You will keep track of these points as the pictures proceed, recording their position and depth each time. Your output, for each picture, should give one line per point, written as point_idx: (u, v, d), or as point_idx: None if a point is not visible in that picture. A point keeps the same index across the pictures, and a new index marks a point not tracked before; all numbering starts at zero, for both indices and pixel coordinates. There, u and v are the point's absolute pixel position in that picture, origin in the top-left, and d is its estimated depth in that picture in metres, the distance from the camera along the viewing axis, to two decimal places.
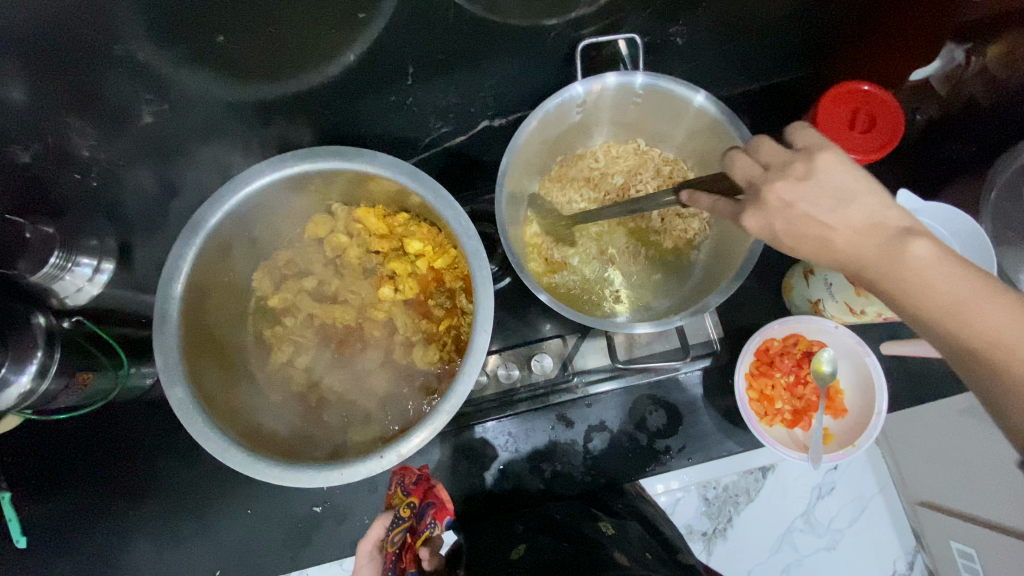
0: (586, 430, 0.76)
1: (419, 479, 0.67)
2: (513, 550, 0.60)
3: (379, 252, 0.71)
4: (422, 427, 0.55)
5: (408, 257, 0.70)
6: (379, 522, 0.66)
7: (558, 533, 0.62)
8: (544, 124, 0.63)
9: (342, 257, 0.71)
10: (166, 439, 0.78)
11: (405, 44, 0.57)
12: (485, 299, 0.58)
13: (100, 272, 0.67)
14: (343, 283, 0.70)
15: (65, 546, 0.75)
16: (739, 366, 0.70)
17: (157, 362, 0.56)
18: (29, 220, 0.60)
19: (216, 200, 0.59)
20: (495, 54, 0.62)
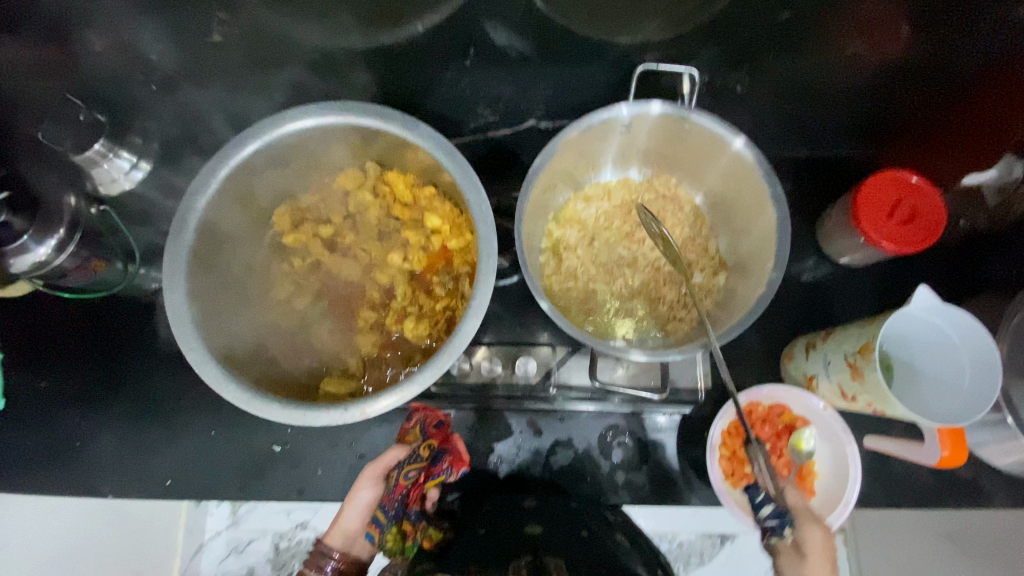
0: (553, 442, 0.75)
1: (440, 425, 0.69)
2: (530, 527, 0.70)
3: (398, 218, 0.72)
4: (391, 392, 0.56)
5: (424, 231, 0.71)
6: (395, 451, 0.67)
7: (576, 526, 0.70)
8: (585, 135, 0.64)
9: (362, 215, 0.72)
10: (154, 345, 0.80)
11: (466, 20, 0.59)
12: (484, 286, 0.59)
13: (136, 168, 0.70)
14: (353, 239, 0.71)
15: (41, 418, 0.78)
16: (715, 424, 0.69)
17: (164, 265, 0.58)
18: (85, 107, 0.66)
19: (258, 130, 0.61)
20: (556, 55, 0.63)
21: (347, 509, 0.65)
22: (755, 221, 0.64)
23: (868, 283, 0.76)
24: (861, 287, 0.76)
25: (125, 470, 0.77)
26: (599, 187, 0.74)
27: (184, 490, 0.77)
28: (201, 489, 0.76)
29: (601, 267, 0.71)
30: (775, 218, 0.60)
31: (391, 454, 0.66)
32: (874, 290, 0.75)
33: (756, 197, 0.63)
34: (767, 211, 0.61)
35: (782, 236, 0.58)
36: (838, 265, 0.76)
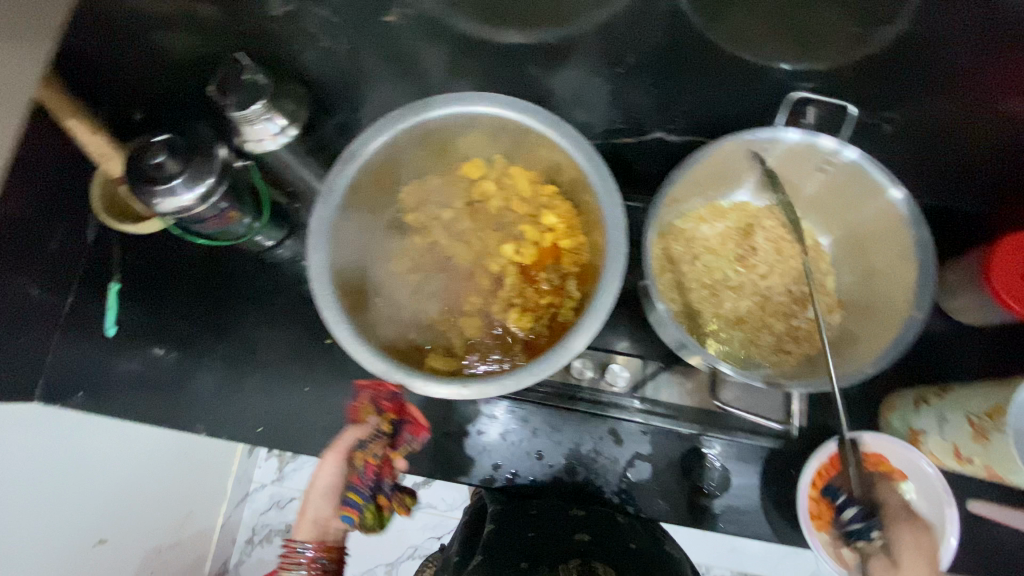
0: (630, 455, 0.74)
1: (393, 397, 0.70)
2: (578, 534, 0.64)
3: (514, 211, 0.73)
4: (507, 378, 0.57)
5: (539, 227, 0.72)
6: (352, 433, 0.65)
7: (625, 539, 0.65)
8: (730, 155, 0.63)
9: (482, 203, 0.74)
10: (260, 299, 0.84)
11: (632, 32, 0.61)
12: (609, 288, 0.59)
13: (283, 132, 0.70)
14: (469, 224, 0.73)
15: (150, 350, 0.84)
16: (809, 462, 0.67)
17: (311, 224, 0.61)
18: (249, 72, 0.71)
19: (414, 110, 0.64)
20: (706, 73, 0.64)
21: (310, 497, 0.63)
22: (890, 269, 0.63)
23: (985, 345, 0.73)
24: (977, 348, 0.73)
25: (219, 412, 0.81)
26: (713, 208, 0.73)
27: (270, 440, 0.80)
28: (286, 442, 0.80)
29: (711, 287, 0.71)
30: (918, 272, 0.58)
31: (357, 432, 0.65)
32: (989, 355, 0.73)
33: (898, 247, 0.61)
34: (911, 263, 0.59)
35: (924, 292, 0.57)
36: (955, 321, 0.74)
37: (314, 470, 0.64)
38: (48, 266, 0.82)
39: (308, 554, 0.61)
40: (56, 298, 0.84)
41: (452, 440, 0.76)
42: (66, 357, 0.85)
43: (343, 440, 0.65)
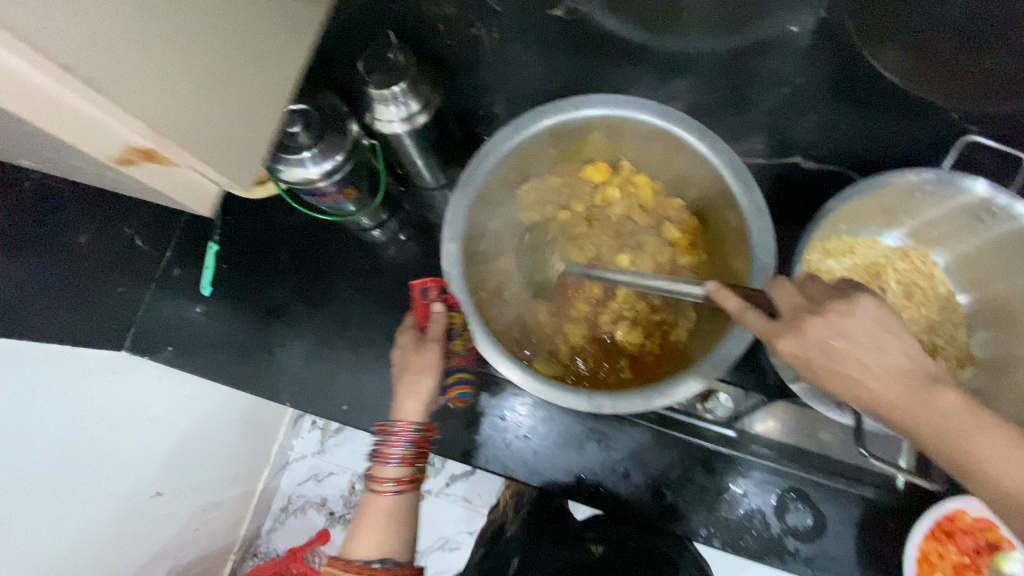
0: (721, 488, 0.72)
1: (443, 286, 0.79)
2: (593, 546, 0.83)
3: (636, 222, 0.71)
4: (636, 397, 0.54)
5: (659, 240, 0.70)
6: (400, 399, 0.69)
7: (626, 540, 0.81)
8: (888, 193, 0.60)
9: (603, 208, 0.72)
10: (360, 277, 0.85)
11: (775, 52, 0.68)
12: (752, 315, 0.55)
13: (412, 118, 0.68)
14: (586, 230, 0.71)
15: (245, 313, 0.85)
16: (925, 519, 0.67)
17: (446, 214, 0.59)
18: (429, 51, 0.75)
19: (561, 107, 0.61)
20: (852, 100, 0.67)
21: (409, 390, 0.68)
22: None
23: None
24: None
25: (307, 383, 0.82)
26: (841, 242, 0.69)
27: (354, 418, 0.80)
28: (370, 422, 0.80)
29: None
30: None
31: (441, 325, 0.71)
32: None
33: None
34: None
35: None
36: None
37: (415, 361, 0.70)
38: (153, 221, 0.83)
39: (407, 448, 0.67)
40: (156, 253, 0.85)
41: (540, 444, 0.75)
42: (156, 313, 0.85)
43: (432, 328, 0.71)
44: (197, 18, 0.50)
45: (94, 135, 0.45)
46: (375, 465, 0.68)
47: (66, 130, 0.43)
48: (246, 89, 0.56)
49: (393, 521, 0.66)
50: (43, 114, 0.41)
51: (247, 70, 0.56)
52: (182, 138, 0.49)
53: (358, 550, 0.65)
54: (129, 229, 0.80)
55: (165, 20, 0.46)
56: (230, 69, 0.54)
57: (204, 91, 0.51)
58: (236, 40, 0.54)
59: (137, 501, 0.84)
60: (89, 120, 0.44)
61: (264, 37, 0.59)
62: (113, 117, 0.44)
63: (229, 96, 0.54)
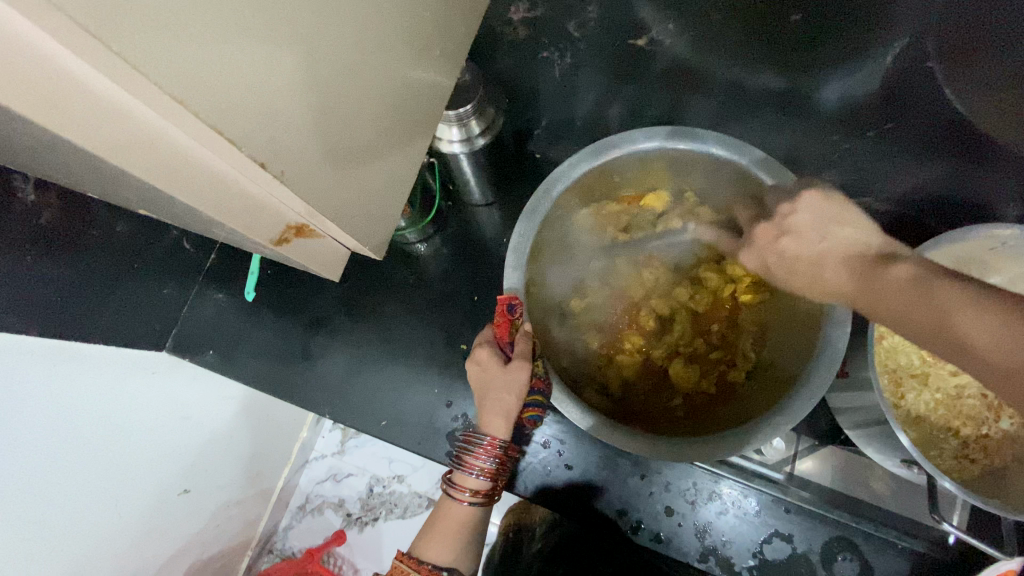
0: (766, 531, 0.70)
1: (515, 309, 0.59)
2: None
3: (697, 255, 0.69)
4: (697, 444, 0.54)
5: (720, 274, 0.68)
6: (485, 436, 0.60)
7: None
8: (965, 244, 0.58)
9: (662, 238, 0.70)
10: (403, 291, 0.84)
11: (847, 90, 0.69)
12: (825, 371, 0.52)
13: (473, 140, 0.67)
14: (644, 260, 0.70)
15: (289, 321, 0.85)
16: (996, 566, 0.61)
17: (511, 241, 0.58)
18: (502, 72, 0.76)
19: (633, 138, 0.60)
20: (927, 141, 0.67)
21: (492, 404, 0.54)
22: None
23: None
24: None
25: (346, 396, 0.81)
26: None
27: (392, 434, 0.79)
28: (407, 439, 0.79)
29: (897, 373, 0.65)
30: None
31: (528, 343, 0.55)
32: None
33: None
34: None
35: None
36: None
37: (496, 379, 0.54)
38: None
39: (493, 463, 0.54)
40: (201, 255, 0.85)
41: (580, 474, 0.74)
42: (198, 315, 0.85)
43: (516, 345, 0.56)
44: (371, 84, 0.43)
45: (240, 208, 0.40)
46: (456, 472, 0.56)
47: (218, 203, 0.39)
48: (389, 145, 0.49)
49: (469, 533, 0.57)
50: (174, 176, 0.35)
51: (396, 123, 0.49)
52: (328, 205, 0.42)
53: (429, 553, 0.55)
54: (177, 230, 0.79)
55: (342, 87, 0.39)
56: (383, 131, 0.47)
57: (357, 154, 0.44)
58: (394, 98, 0.47)
59: (161, 497, 0.72)
60: (241, 194, 0.39)
61: (419, 102, 0.52)
62: (270, 190, 0.38)
63: (373, 154, 0.47)
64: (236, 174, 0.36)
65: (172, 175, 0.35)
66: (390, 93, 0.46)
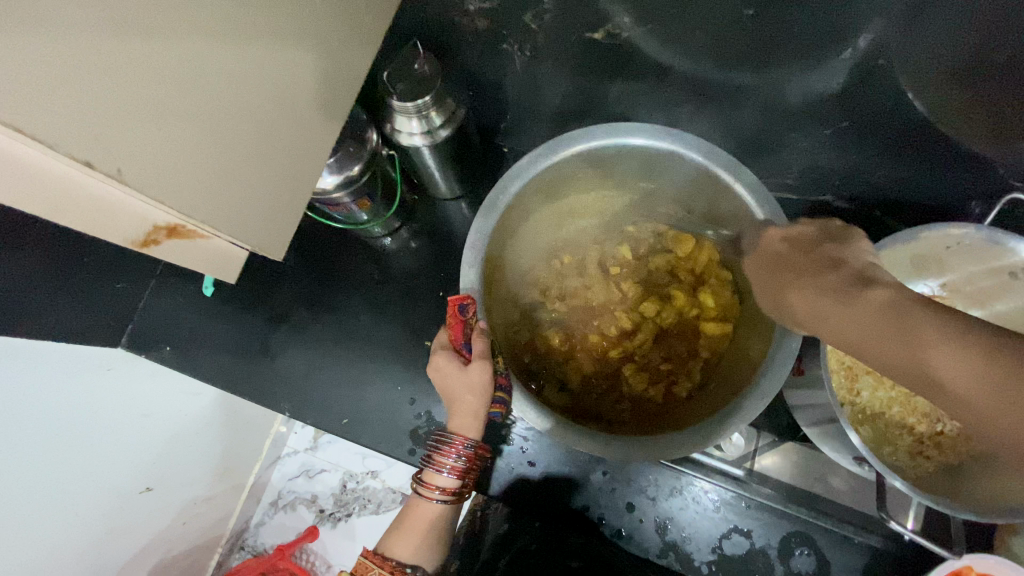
0: (725, 527, 0.71)
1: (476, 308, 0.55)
2: None
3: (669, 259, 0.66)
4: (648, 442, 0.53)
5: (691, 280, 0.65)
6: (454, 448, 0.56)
7: None
8: (920, 242, 0.58)
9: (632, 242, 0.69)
10: (367, 287, 0.83)
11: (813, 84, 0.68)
12: (780, 370, 0.52)
13: (434, 133, 0.66)
14: (609, 263, 0.68)
15: (250, 315, 0.83)
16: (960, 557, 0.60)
17: (468, 239, 0.56)
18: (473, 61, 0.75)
19: (597, 134, 0.58)
20: (892, 140, 0.66)
21: (456, 405, 0.52)
22: None
23: None
24: None
25: (308, 393, 0.80)
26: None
27: (354, 431, 0.78)
28: (370, 435, 0.78)
29: (855, 372, 0.65)
30: None
31: (485, 340, 0.53)
32: None
33: None
34: None
35: None
36: None
37: (455, 380, 0.52)
38: None
39: (463, 462, 0.52)
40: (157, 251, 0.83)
41: (543, 471, 0.74)
42: (155, 312, 0.84)
43: (473, 345, 0.53)
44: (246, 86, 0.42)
45: (109, 220, 0.38)
46: (425, 469, 0.54)
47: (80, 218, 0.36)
48: (284, 150, 0.47)
49: (437, 533, 0.54)
50: (7, 186, 0.31)
51: (287, 131, 0.48)
52: (206, 211, 0.40)
53: (394, 551, 0.53)
54: None
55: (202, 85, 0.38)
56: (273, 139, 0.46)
57: (240, 160, 0.42)
58: (281, 110, 0.46)
59: (118, 498, 0.68)
60: (102, 203, 0.37)
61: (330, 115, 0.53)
62: (121, 193, 0.37)
63: (262, 160, 0.45)
64: (81, 175, 0.34)
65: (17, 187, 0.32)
66: (275, 100, 0.45)
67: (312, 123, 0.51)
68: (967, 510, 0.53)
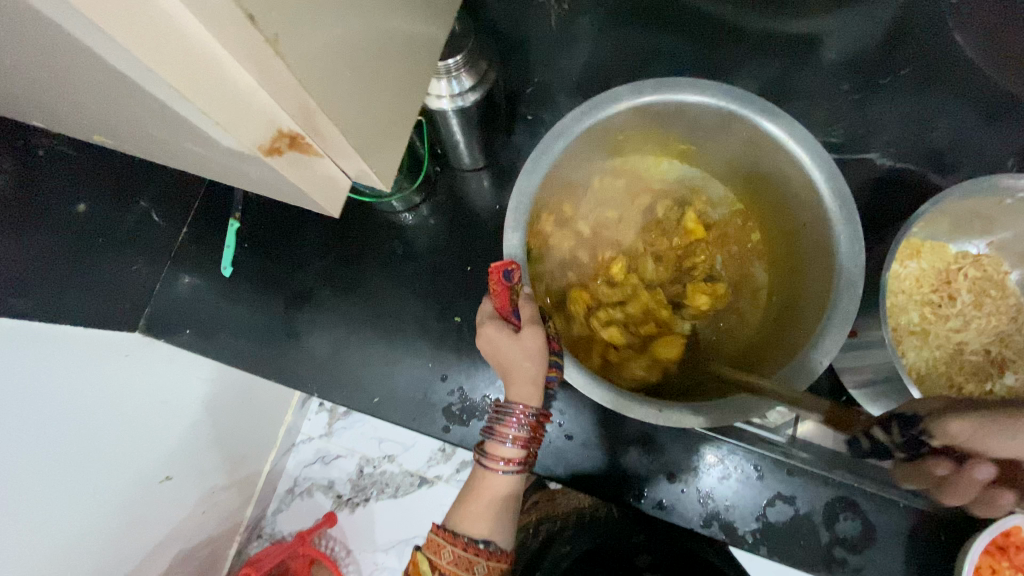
0: (769, 495, 0.70)
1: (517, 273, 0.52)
2: None
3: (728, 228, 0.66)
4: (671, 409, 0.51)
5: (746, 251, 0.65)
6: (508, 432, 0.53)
7: None
8: (972, 197, 0.57)
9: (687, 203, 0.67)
10: (391, 263, 0.81)
11: (852, 37, 0.66)
12: (839, 330, 0.50)
13: (464, 96, 0.63)
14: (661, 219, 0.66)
15: (271, 295, 0.80)
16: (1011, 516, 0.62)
17: (511, 198, 0.54)
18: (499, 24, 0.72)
19: (642, 90, 0.56)
20: (936, 93, 0.65)
21: (514, 372, 0.50)
22: None
23: None
24: None
25: (335, 373, 0.78)
26: (909, 244, 0.66)
27: (386, 410, 0.76)
28: (402, 415, 0.76)
29: (900, 329, 0.64)
30: None
31: (532, 306, 0.51)
32: None
33: None
34: None
35: None
36: None
37: (509, 348, 0.49)
38: (169, 194, 0.77)
39: (527, 430, 0.49)
40: (173, 230, 0.80)
41: (581, 445, 0.72)
42: (173, 291, 0.80)
43: (522, 311, 0.51)
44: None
45: (240, 110, 0.32)
46: (487, 440, 0.51)
47: (212, 105, 0.30)
48: (398, 72, 0.44)
49: (503, 505, 0.51)
50: (179, 70, 0.28)
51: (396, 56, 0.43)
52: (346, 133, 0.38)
53: (464, 527, 0.50)
54: (145, 203, 0.74)
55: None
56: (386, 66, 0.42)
57: (363, 78, 0.38)
58: (393, 28, 0.42)
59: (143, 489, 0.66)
60: (238, 86, 0.31)
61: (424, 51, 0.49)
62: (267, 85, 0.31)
63: (378, 88, 0.41)
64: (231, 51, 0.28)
65: (162, 54, 0.27)
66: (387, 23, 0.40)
67: (409, 51, 0.45)
68: None
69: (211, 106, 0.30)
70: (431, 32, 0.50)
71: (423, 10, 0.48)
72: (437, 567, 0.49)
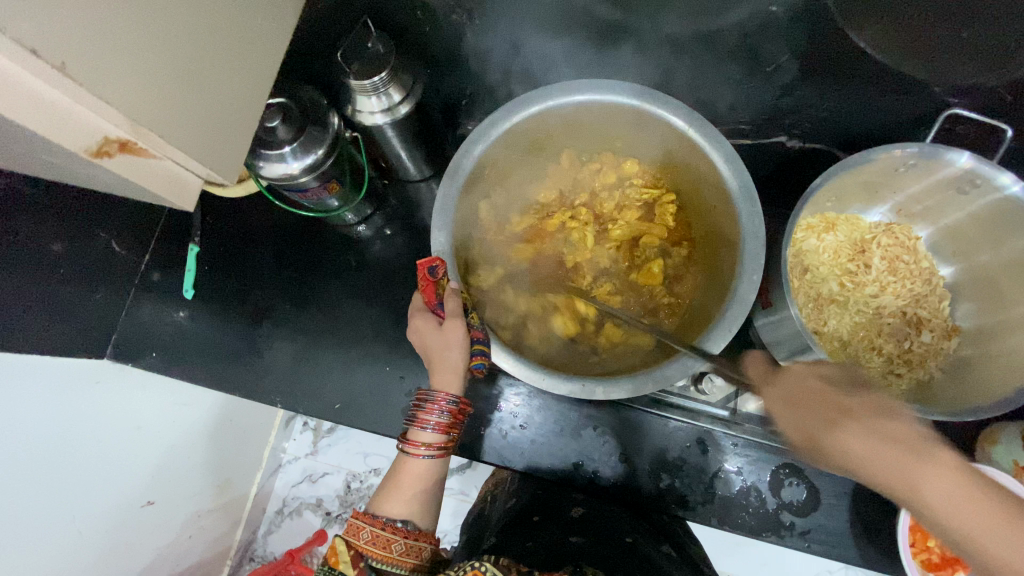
0: (716, 468, 0.73)
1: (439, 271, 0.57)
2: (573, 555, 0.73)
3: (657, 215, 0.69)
4: (591, 382, 0.55)
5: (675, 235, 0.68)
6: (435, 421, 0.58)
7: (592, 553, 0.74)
8: (864, 169, 0.61)
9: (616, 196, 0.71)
10: (344, 275, 0.84)
11: (751, 29, 0.71)
12: (737, 304, 0.54)
13: (394, 110, 0.67)
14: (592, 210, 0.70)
15: (232, 315, 0.84)
16: None
17: (435, 202, 0.58)
18: (429, 42, 0.77)
19: (549, 92, 0.60)
20: (831, 75, 0.69)
21: (439, 361, 0.56)
22: (1015, 302, 0.60)
23: None
24: None
25: (298, 384, 0.81)
26: (823, 218, 0.69)
27: (348, 416, 0.79)
28: (365, 420, 0.79)
29: (821, 298, 0.68)
30: None
31: (457, 299, 0.56)
32: None
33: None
34: None
35: None
36: None
37: (436, 336, 0.56)
38: (128, 225, 0.80)
39: (446, 416, 0.55)
40: (135, 258, 0.83)
41: (535, 434, 0.75)
42: (138, 319, 0.83)
43: (447, 303, 0.56)
44: (178, 5, 0.45)
45: (64, 124, 0.39)
46: (411, 427, 0.57)
47: (44, 122, 0.38)
48: (219, 71, 0.51)
49: (426, 490, 0.56)
50: (15, 107, 0.36)
51: (215, 60, 0.50)
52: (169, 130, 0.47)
53: (386, 508, 0.54)
54: (106, 235, 0.77)
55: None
56: (208, 64, 0.50)
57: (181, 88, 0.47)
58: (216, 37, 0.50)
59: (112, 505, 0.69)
60: (55, 107, 0.39)
61: (258, 57, 0.57)
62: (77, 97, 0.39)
63: (200, 87, 0.49)
64: (40, 78, 0.37)
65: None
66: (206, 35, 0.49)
67: (236, 60, 0.54)
68: (935, 413, 0.54)
69: (43, 127, 0.38)
70: (272, 43, 0.58)
71: (257, 21, 0.56)
72: (354, 546, 0.51)
